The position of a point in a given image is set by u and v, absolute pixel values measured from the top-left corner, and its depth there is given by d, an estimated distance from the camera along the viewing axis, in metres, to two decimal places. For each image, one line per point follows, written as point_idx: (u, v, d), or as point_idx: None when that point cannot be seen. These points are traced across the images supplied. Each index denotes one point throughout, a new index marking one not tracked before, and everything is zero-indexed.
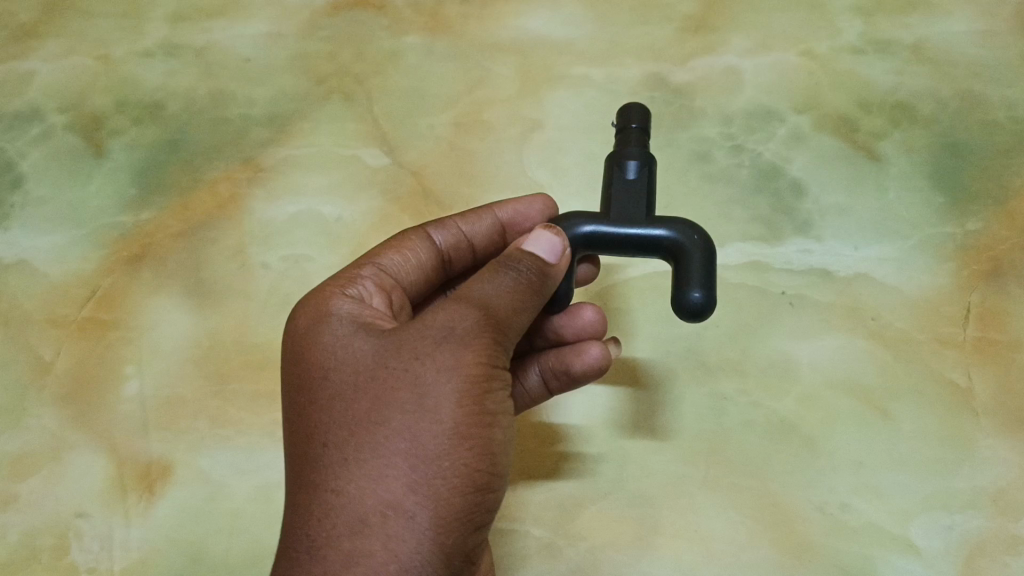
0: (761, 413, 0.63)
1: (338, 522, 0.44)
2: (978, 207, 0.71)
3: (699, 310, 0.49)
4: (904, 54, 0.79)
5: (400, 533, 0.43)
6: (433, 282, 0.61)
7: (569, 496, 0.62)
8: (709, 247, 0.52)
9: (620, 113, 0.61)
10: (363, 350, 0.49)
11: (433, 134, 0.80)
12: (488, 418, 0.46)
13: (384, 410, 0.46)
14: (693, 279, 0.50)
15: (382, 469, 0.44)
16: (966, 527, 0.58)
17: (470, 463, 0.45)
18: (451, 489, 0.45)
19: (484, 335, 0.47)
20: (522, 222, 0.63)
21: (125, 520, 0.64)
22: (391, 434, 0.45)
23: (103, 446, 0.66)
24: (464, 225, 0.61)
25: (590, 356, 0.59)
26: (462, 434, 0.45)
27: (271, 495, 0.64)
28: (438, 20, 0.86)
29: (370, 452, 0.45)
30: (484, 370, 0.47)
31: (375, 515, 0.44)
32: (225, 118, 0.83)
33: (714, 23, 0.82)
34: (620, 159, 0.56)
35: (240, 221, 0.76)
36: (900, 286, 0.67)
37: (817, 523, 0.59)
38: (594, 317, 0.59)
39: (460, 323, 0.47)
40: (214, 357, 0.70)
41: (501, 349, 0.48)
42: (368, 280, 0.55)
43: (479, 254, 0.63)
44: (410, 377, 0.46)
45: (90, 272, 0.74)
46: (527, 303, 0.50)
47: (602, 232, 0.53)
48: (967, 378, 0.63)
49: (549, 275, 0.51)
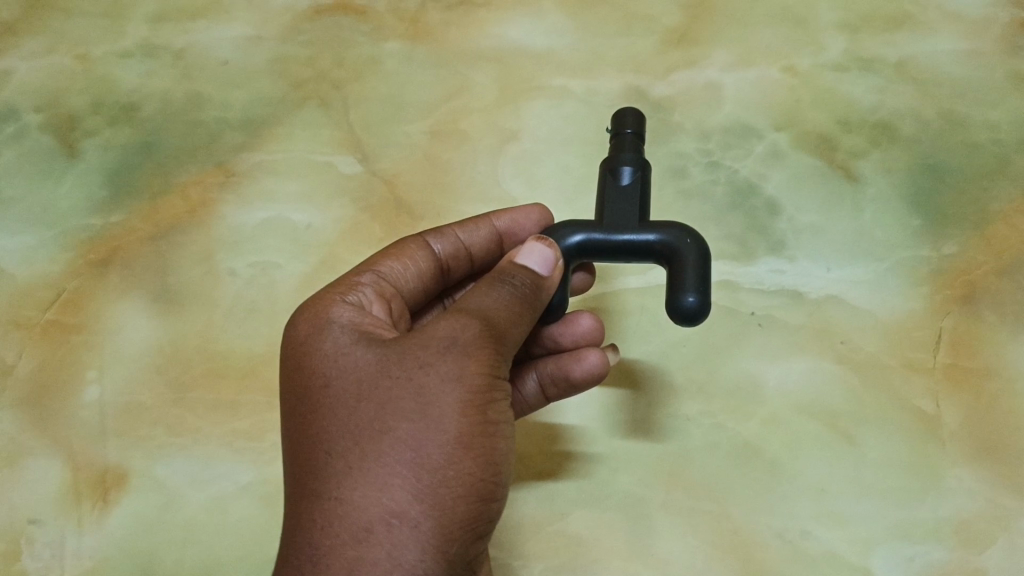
0: (724, 435, 0.62)
1: (341, 531, 0.43)
2: (956, 231, 0.69)
3: (695, 315, 0.48)
4: (887, 73, 0.78)
5: (406, 542, 0.43)
6: (431, 291, 0.60)
7: (528, 516, 0.61)
8: (702, 250, 0.51)
9: (615, 116, 0.59)
10: (366, 358, 0.47)
11: (408, 143, 0.79)
12: (492, 428, 0.46)
13: (387, 419, 0.45)
14: (688, 284, 0.49)
15: (387, 478, 0.43)
16: (928, 558, 0.57)
17: (474, 473, 0.45)
18: (455, 499, 0.44)
19: (487, 345, 0.47)
20: (519, 232, 0.62)
21: (78, 528, 0.63)
22: (396, 443, 0.44)
23: (60, 452, 0.66)
24: (461, 233, 0.60)
25: (588, 362, 0.58)
26: (467, 444, 0.44)
27: (226, 506, 0.63)
28: (419, 27, 0.85)
29: (375, 460, 0.44)
30: (487, 380, 0.46)
31: (380, 524, 0.43)
32: (200, 121, 0.82)
33: (696, 36, 0.81)
34: (614, 165, 0.55)
35: (209, 226, 0.76)
36: (871, 310, 0.66)
37: (776, 550, 0.58)
38: (590, 325, 0.60)
39: (463, 332, 0.46)
40: (176, 364, 0.69)
41: (502, 358, 0.48)
42: (368, 287, 0.54)
43: (476, 262, 0.62)
44: (413, 387, 0.45)
45: (55, 275, 0.74)
46: (525, 315, 0.49)
47: (594, 240, 0.53)
48: (935, 405, 0.62)
49: (542, 288, 0.51)
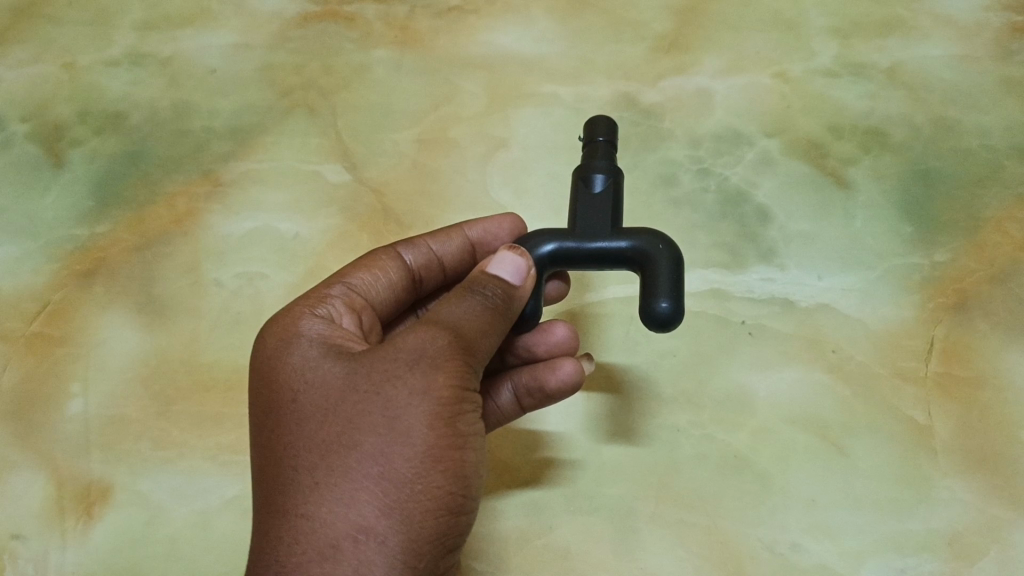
0: (714, 447, 0.61)
1: (307, 548, 0.42)
2: (948, 238, 0.69)
3: (667, 320, 0.48)
4: (879, 78, 0.78)
5: (373, 558, 0.42)
6: (404, 302, 0.60)
7: (515, 529, 0.60)
8: (675, 256, 0.50)
9: (587, 122, 0.58)
10: (333, 373, 0.47)
11: (397, 151, 0.78)
12: (460, 441, 0.45)
13: (354, 433, 0.44)
14: (660, 289, 0.49)
15: (354, 493, 0.43)
16: (919, 570, 0.56)
17: (443, 486, 0.44)
18: (424, 513, 0.43)
19: (456, 356, 0.46)
20: (492, 242, 0.61)
21: (62, 543, 0.62)
22: (363, 458, 0.44)
23: (44, 466, 0.65)
24: (433, 244, 0.60)
25: (564, 372, 0.58)
26: (435, 457, 0.44)
27: (209, 521, 0.62)
28: (408, 34, 0.85)
29: (342, 476, 0.43)
30: (456, 393, 0.45)
31: (346, 540, 0.42)
32: (187, 130, 0.81)
33: (686, 43, 0.81)
34: (587, 172, 0.55)
35: (196, 236, 0.75)
36: (863, 319, 0.65)
37: (766, 564, 0.57)
38: (566, 335, 0.60)
39: (431, 345, 0.46)
40: (161, 377, 0.68)
41: (472, 370, 0.47)
42: (337, 299, 0.54)
43: (449, 272, 0.61)
44: (381, 401, 0.45)
45: (41, 287, 0.73)
46: (496, 327, 0.49)
47: (566, 248, 0.52)
48: (927, 415, 0.61)
49: (515, 298, 0.50)
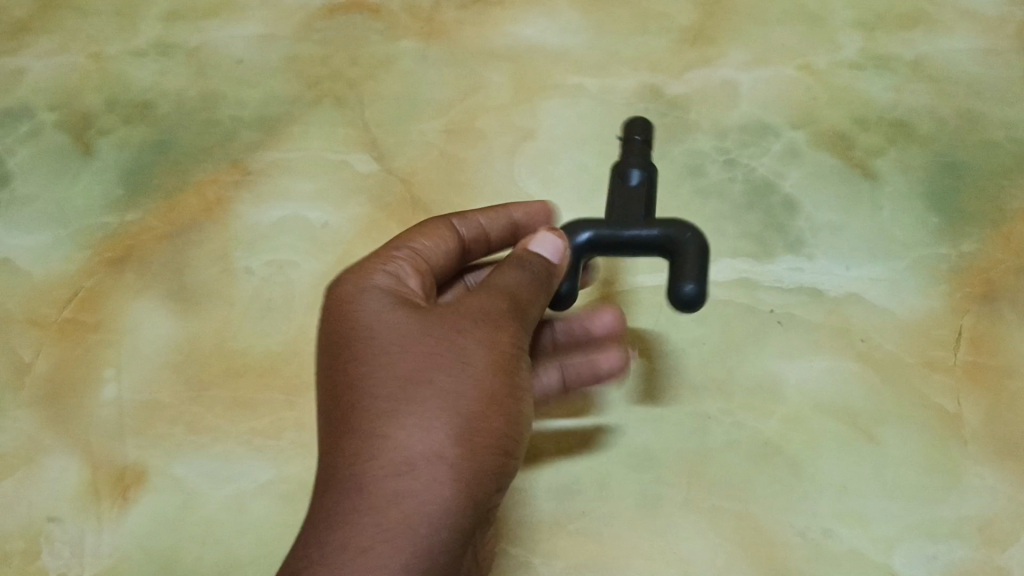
0: (744, 434, 0.62)
1: (383, 463, 0.47)
2: (974, 228, 0.69)
3: (693, 301, 0.49)
4: (904, 70, 0.78)
5: (438, 479, 0.46)
6: (450, 272, 0.62)
7: (547, 513, 0.61)
8: (703, 241, 0.51)
9: (626, 125, 0.61)
10: (404, 319, 0.51)
11: (424, 141, 0.79)
12: (514, 391, 0.50)
13: (427, 371, 0.49)
14: (687, 272, 0.50)
15: (427, 421, 0.47)
16: (951, 558, 0.57)
17: (499, 428, 0.49)
18: (485, 447, 0.48)
19: (514, 319, 0.52)
20: (532, 224, 0.64)
21: (98, 526, 0.63)
22: (436, 393, 0.48)
23: (79, 450, 0.65)
24: (483, 219, 0.62)
25: (612, 361, 0.63)
26: (496, 401, 0.49)
27: (244, 505, 0.63)
28: (433, 25, 0.85)
29: (417, 405, 0.48)
30: (514, 351, 0.51)
31: (420, 460, 0.47)
32: (215, 119, 0.82)
33: (711, 35, 0.81)
34: (623, 169, 0.58)
35: (225, 224, 0.75)
36: (891, 308, 0.66)
37: (798, 549, 0.58)
38: (611, 322, 0.63)
39: (495, 306, 0.51)
40: (194, 363, 0.69)
41: (521, 336, 0.52)
42: (404, 261, 0.56)
43: (490, 249, 0.64)
44: (452, 347, 0.50)
45: (72, 274, 0.73)
46: (543, 301, 0.54)
47: (601, 236, 0.54)
48: (956, 403, 0.62)
49: (557, 275, 0.54)
